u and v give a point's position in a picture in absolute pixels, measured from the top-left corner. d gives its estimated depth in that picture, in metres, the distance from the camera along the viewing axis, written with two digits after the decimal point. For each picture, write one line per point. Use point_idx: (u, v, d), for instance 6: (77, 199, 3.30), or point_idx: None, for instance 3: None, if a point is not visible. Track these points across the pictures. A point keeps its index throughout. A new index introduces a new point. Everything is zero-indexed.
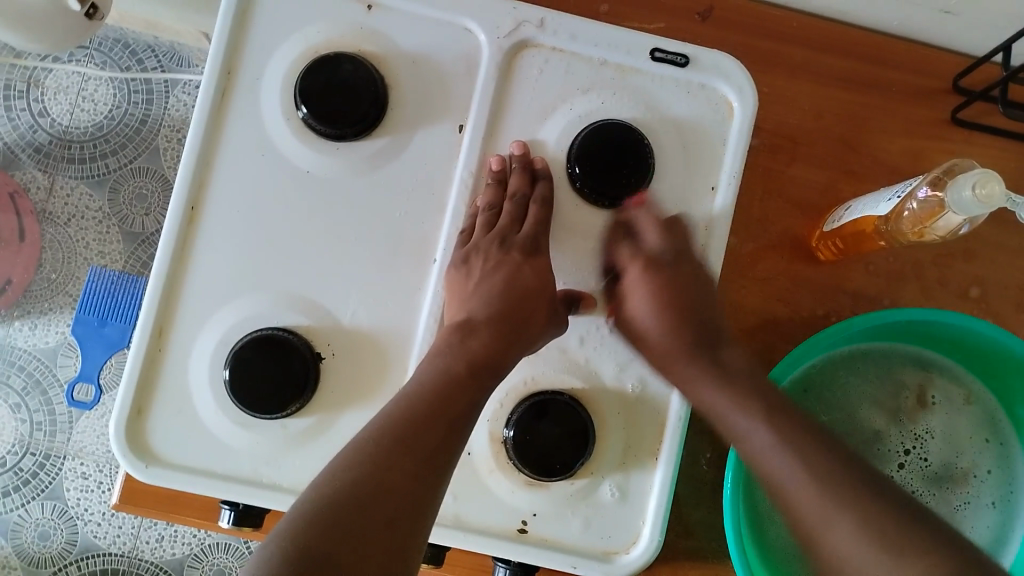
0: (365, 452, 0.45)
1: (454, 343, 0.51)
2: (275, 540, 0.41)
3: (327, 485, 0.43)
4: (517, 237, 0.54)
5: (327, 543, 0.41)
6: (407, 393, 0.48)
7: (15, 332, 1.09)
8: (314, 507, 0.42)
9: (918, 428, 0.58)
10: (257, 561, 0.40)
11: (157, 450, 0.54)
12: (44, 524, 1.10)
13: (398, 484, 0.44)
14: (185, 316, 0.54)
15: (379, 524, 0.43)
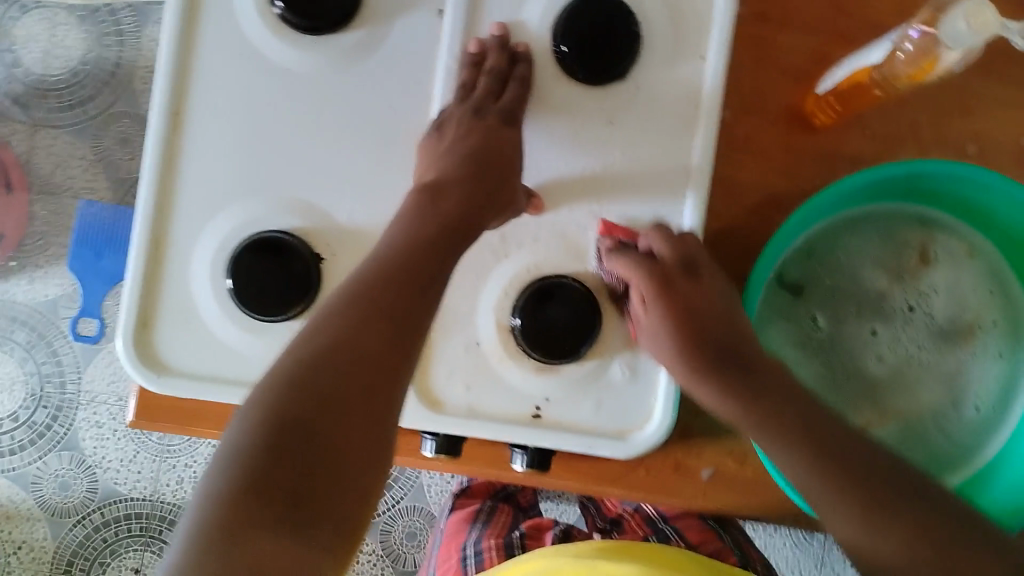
0: (332, 318, 0.44)
1: (425, 204, 0.50)
2: (249, 415, 0.40)
3: (299, 354, 0.42)
4: (494, 105, 0.53)
5: (304, 414, 0.40)
6: (379, 255, 0.47)
7: (13, 287, 1.10)
8: (287, 375, 0.41)
9: (923, 285, 0.58)
10: (233, 435, 0.40)
11: (167, 361, 0.54)
12: (64, 475, 1.11)
13: (375, 348, 0.43)
14: (180, 224, 0.54)
15: (355, 390, 0.42)
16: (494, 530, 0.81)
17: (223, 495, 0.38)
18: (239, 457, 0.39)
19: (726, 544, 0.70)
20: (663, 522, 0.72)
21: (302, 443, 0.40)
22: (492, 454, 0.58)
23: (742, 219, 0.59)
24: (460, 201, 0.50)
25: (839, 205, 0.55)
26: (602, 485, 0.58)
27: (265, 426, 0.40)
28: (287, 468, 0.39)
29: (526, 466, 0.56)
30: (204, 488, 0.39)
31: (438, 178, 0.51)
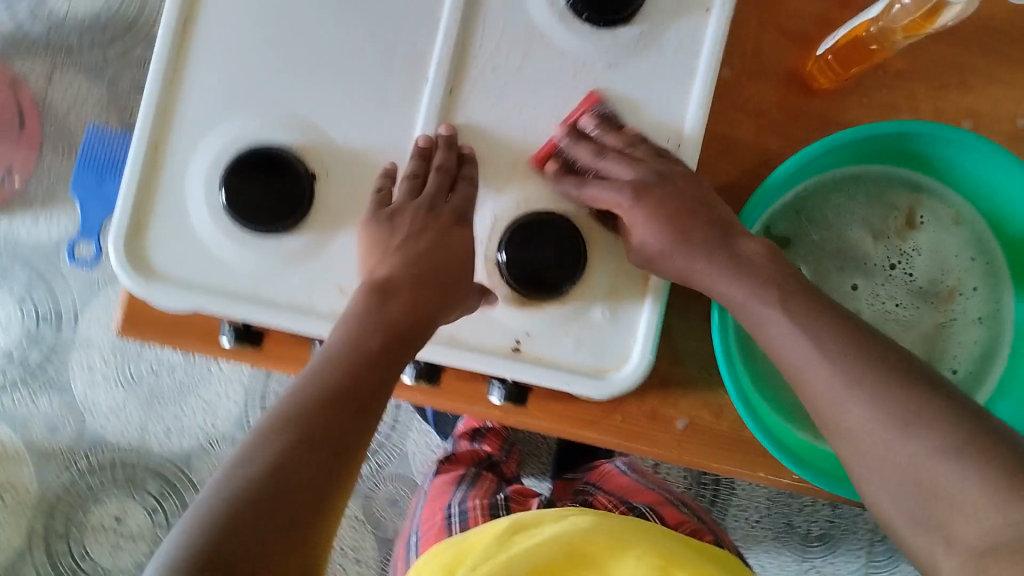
0: (266, 437, 0.42)
1: (372, 308, 0.49)
2: (183, 540, 0.38)
3: (238, 468, 0.41)
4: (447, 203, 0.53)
5: (246, 531, 0.38)
6: (319, 365, 0.46)
7: (18, 226, 1.10)
8: (232, 493, 0.39)
9: (906, 246, 0.58)
10: (164, 567, 0.37)
11: (156, 268, 0.55)
12: (53, 416, 1.12)
13: (311, 472, 0.42)
14: (179, 133, 0.55)
15: (302, 503, 0.41)
16: (479, 491, 0.79)
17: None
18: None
19: (701, 526, 0.72)
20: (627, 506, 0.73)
21: (240, 566, 0.37)
22: (468, 389, 0.59)
23: (735, 176, 0.59)
24: (409, 302, 0.50)
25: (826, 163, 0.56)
26: (576, 428, 0.58)
27: (184, 564, 0.36)
28: None
29: (502, 399, 0.57)
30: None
31: (388, 276, 0.51)
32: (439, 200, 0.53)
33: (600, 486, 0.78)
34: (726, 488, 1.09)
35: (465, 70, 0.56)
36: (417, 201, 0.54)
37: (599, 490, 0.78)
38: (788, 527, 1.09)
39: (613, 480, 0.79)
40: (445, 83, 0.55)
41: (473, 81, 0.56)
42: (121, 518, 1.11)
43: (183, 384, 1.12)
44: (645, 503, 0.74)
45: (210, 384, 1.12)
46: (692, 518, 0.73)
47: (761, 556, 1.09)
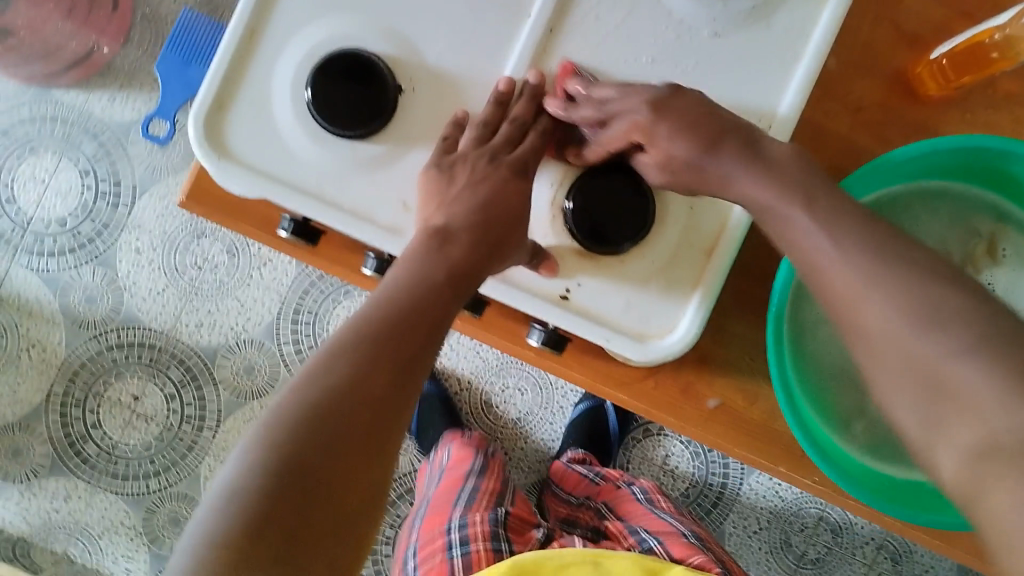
0: (334, 354, 0.46)
1: (433, 248, 0.51)
2: (257, 451, 0.42)
3: (303, 390, 0.44)
4: (507, 157, 0.54)
5: (308, 450, 0.42)
6: (385, 296, 0.49)
7: (93, 101, 1.12)
8: (300, 410, 0.43)
9: (982, 278, 0.58)
10: (239, 472, 0.42)
11: (231, 149, 0.55)
12: (92, 289, 1.13)
13: (374, 394, 0.45)
14: (278, 22, 0.55)
15: (358, 430, 0.44)
16: (478, 505, 0.79)
17: (224, 532, 0.40)
18: (244, 498, 0.40)
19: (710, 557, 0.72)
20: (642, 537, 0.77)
21: (305, 482, 0.42)
22: (511, 328, 0.59)
23: (819, 169, 0.58)
24: (468, 248, 0.51)
25: (914, 169, 0.56)
26: (608, 386, 0.59)
27: (265, 473, 0.41)
28: (293, 505, 0.41)
29: (540, 342, 0.57)
30: (202, 528, 0.40)
31: (447, 224, 0.52)
32: (503, 152, 0.54)
33: (613, 512, 0.86)
34: (732, 492, 1.08)
35: (570, 11, 0.55)
36: (495, 132, 0.55)
37: (611, 515, 0.86)
38: (784, 543, 1.08)
39: (626, 504, 0.87)
40: (548, 21, 0.55)
41: (576, 24, 0.55)
42: (139, 398, 1.13)
43: (223, 283, 1.12)
44: (656, 534, 0.77)
45: (247, 288, 1.12)
46: (701, 549, 0.73)
47: (750, 565, 1.08)
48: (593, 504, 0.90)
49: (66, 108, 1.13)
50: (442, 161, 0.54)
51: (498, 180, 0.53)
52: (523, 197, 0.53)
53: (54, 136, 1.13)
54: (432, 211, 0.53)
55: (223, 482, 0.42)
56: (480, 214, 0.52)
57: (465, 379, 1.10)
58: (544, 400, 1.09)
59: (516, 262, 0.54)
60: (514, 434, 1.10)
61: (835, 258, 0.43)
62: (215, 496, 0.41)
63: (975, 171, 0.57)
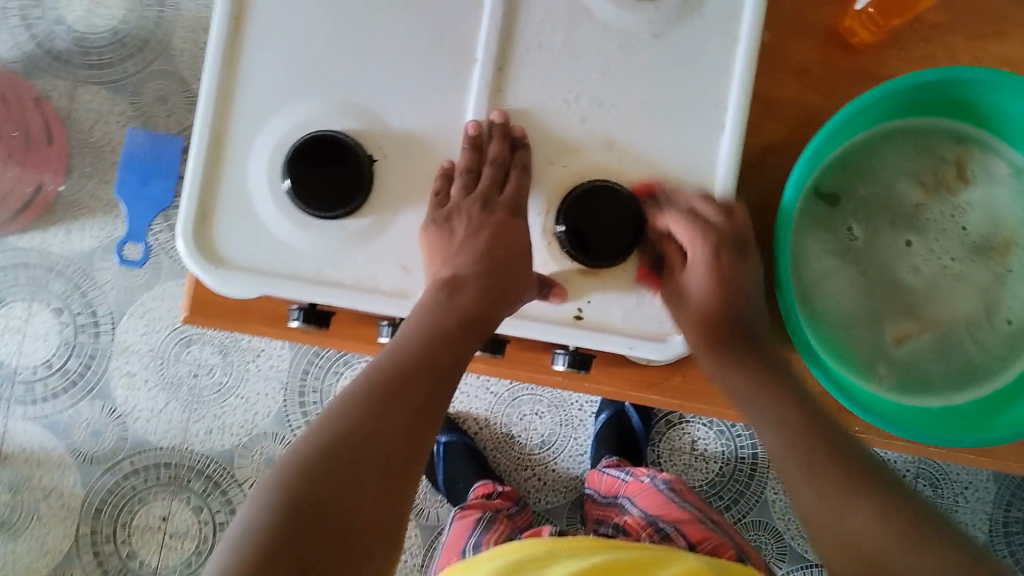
0: (349, 402, 0.47)
1: (442, 300, 0.52)
2: (268, 490, 0.42)
3: (317, 436, 0.45)
4: (499, 198, 0.55)
5: (322, 488, 0.42)
6: (394, 347, 0.50)
7: (50, 238, 1.09)
8: (313, 453, 0.44)
9: (959, 200, 0.62)
10: (251, 511, 0.42)
11: (225, 256, 0.56)
12: (95, 423, 1.10)
13: (390, 437, 0.46)
14: (240, 123, 0.56)
15: (374, 471, 0.44)
16: (492, 537, 0.84)
17: (236, 566, 0.39)
18: (255, 533, 0.40)
19: (724, 540, 0.77)
20: (660, 524, 0.80)
21: (319, 519, 0.41)
22: (532, 358, 0.61)
23: (784, 136, 0.61)
24: (477, 295, 0.53)
25: (872, 117, 0.60)
26: (636, 388, 0.61)
27: (278, 508, 0.41)
28: (306, 539, 0.40)
29: (567, 365, 0.59)
30: (216, 565, 0.40)
31: (455, 273, 0.53)
32: (493, 193, 0.56)
33: (636, 505, 0.86)
34: (764, 461, 1.09)
35: (514, 46, 0.57)
36: (479, 176, 0.56)
37: (635, 510, 0.86)
38: None
39: (647, 496, 0.87)
40: (496, 60, 0.57)
41: (523, 57, 0.57)
42: (168, 517, 1.10)
43: (223, 384, 1.11)
44: (671, 521, 0.81)
45: (248, 383, 1.11)
46: (716, 534, 0.78)
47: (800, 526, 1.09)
48: (619, 501, 0.91)
49: (24, 252, 1.10)
50: (439, 216, 0.55)
51: (495, 226, 0.55)
52: (521, 234, 0.55)
53: (20, 283, 1.10)
54: (438, 266, 0.54)
55: (235, 523, 0.42)
56: (485, 261, 0.54)
57: (481, 419, 1.10)
58: (563, 418, 1.10)
59: (528, 297, 0.55)
60: (542, 459, 1.10)
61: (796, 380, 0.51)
62: (230, 537, 0.41)
63: (930, 104, 0.61)
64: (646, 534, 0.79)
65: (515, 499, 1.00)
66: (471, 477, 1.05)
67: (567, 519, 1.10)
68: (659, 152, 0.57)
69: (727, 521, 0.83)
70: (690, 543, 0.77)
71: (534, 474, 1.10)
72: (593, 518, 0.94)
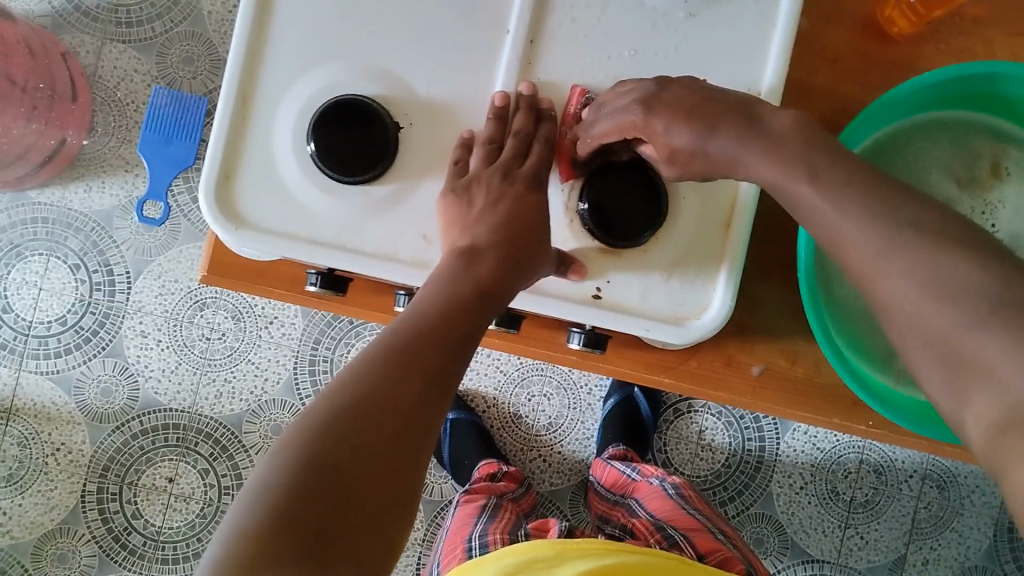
0: (367, 364, 0.46)
1: (460, 268, 0.52)
2: (285, 449, 0.42)
3: (334, 397, 0.44)
4: (519, 171, 0.55)
5: (338, 450, 0.42)
6: (412, 312, 0.50)
7: (70, 195, 1.10)
8: (330, 414, 0.44)
9: (990, 197, 0.61)
10: (267, 470, 0.42)
11: (247, 216, 0.56)
12: (106, 381, 1.11)
13: (406, 402, 0.46)
14: (268, 83, 0.56)
15: (390, 435, 0.44)
16: (498, 526, 0.83)
17: (252, 529, 0.39)
18: (272, 492, 0.40)
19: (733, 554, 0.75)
20: (670, 531, 0.78)
21: (334, 481, 0.41)
22: (547, 336, 0.61)
23: (814, 125, 0.60)
24: (495, 265, 0.52)
25: (908, 107, 0.59)
26: (650, 372, 0.61)
27: (294, 468, 0.41)
28: (321, 501, 0.40)
29: (581, 344, 0.59)
30: (232, 522, 0.40)
31: (473, 242, 0.53)
32: (513, 166, 0.55)
33: (643, 507, 0.85)
34: (770, 454, 1.09)
35: (546, 19, 0.56)
36: (500, 147, 0.55)
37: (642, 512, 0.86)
38: (830, 491, 1.09)
39: (656, 499, 0.86)
40: (528, 33, 0.56)
41: (555, 31, 0.56)
42: (174, 478, 1.11)
43: (235, 349, 1.11)
44: (680, 528, 0.79)
45: (260, 349, 1.11)
46: (725, 547, 0.76)
47: (803, 521, 1.08)
48: (627, 501, 0.90)
49: (44, 207, 1.10)
50: (458, 186, 0.55)
51: (513, 198, 0.54)
52: (542, 209, 0.55)
53: (38, 237, 1.10)
54: (456, 235, 0.54)
55: (251, 481, 0.42)
56: (503, 232, 0.53)
57: (489, 397, 1.10)
58: (572, 401, 1.10)
59: (545, 272, 0.54)
60: (549, 441, 1.10)
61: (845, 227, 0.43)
62: (244, 498, 0.41)
63: (963, 99, 0.60)
64: (654, 540, 0.77)
65: (519, 483, 0.99)
66: (477, 455, 1.05)
67: (571, 503, 1.09)
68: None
69: (735, 535, 0.83)
70: (699, 554, 0.75)
71: (539, 455, 1.10)
72: (598, 515, 0.94)
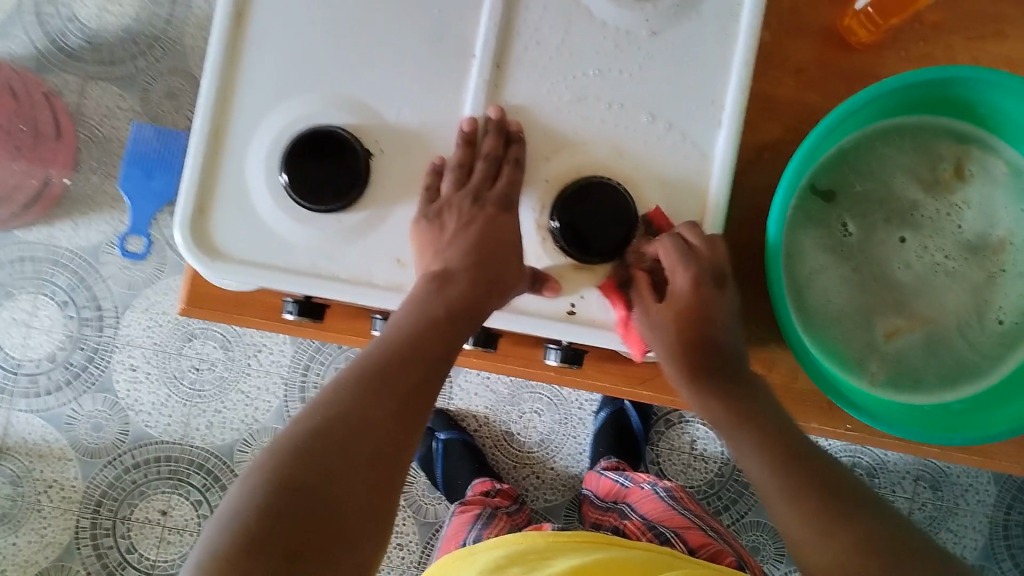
0: (341, 387, 0.47)
1: (432, 292, 0.53)
2: (258, 475, 0.43)
3: (308, 421, 0.45)
4: (490, 193, 0.56)
5: (312, 473, 0.43)
6: (386, 335, 0.50)
7: (57, 232, 1.10)
8: (303, 438, 0.44)
9: (954, 198, 0.63)
10: (240, 495, 0.42)
11: (222, 248, 0.57)
12: (97, 416, 1.11)
13: (381, 424, 0.46)
14: (240, 117, 0.57)
15: (365, 457, 0.44)
16: (493, 532, 0.84)
17: (224, 552, 0.39)
18: (244, 517, 0.41)
19: (724, 547, 0.76)
20: (661, 529, 0.78)
21: (307, 505, 0.42)
22: (526, 352, 0.62)
23: (780, 135, 0.61)
24: (467, 288, 0.53)
25: (871, 114, 0.60)
26: (629, 385, 0.62)
27: (266, 494, 0.42)
28: (295, 524, 0.41)
29: (559, 361, 0.60)
30: (206, 547, 0.40)
31: (446, 267, 0.54)
32: (484, 188, 0.56)
33: (635, 511, 0.86)
34: None
35: (511, 43, 0.57)
36: (471, 171, 0.56)
37: (635, 515, 0.85)
38: None
39: (647, 503, 0.86)
40: (494, 57, 0.57)
41: (521, 55, 0.57)
42: (167, 511, 1.11)
43: (225, 378, 1.11)
44: (671, 527, 0.79)
45: (250, 378, 1.11)
46: (716, 542, 0.77)
47: None
48: (619, 506, 0.90)
49: (31, 245, 1.11)
50: (430, 211, 0.55)
51: (485, 220, 0.55)
52: (514, 229, 0.56)
53: (26, 275, 1.11)
54: (429, 259, 0.54)
55: (225, 506, 0.42)
56: (475, 254, 0.54)
57: (481, 416, 1.11)
58: (563, 416, 1.10)
59: (519, 292, 0.55)
60: (541, 458, 1.10)
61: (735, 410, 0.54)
62: (220, 520, 0.41)
63: (927, 104, 0.61)
64: (647, 537, 0.77)
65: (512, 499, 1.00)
66: (468, 475, 1.05)
67: (565, 518, 1.10)
68: (657, 158, 0.57)
69: (728, 532, 0.83)
70: (690, 549, 0.75)
71: (532, 472, 1.10)
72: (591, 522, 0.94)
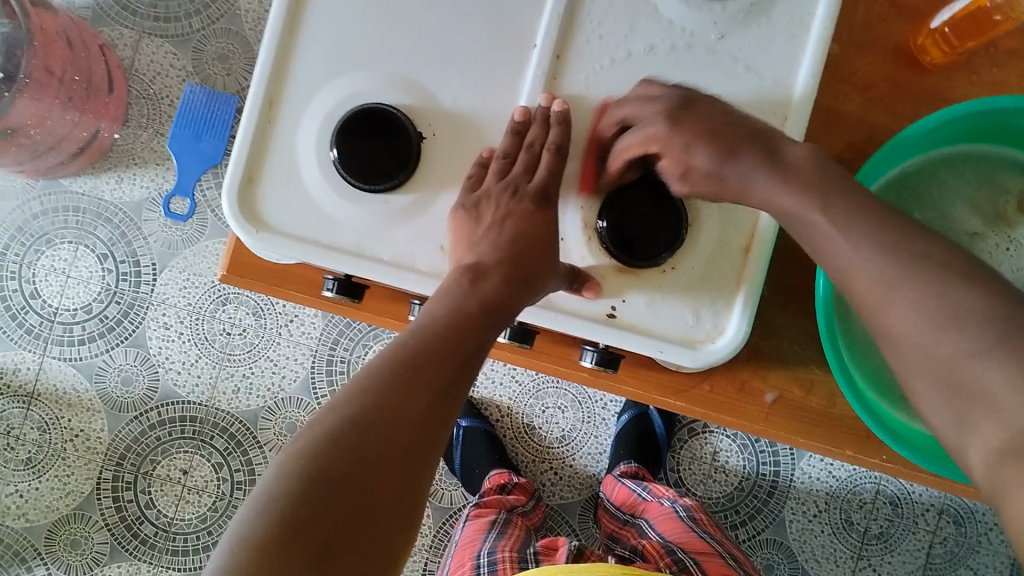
0: (374, 375, 0.46)
1: (464, 285, 0.52)
2: (291, 460, 0.42)
3: (341, 408, 0.45)
4: (528, 186, 0.55)
5: (346, 463, 0.42)
6: (419, 325, 0.50)
7: (102, 185, 1.11)
8: (336, 426, 0.44)
9: (1015, 233, 0.60)
10: (272, 481, 0.42)
11: (267, 220, 0.57)
12: (127, 370, 1.12)
13: (412, 416, 0.46)
14: (296, 89, 0.57)
15: (397, 448, 0.44)
16: (509, 543, 0.81)
17: (258, 538, 0.39)
18: (278, 503, 0.40)
19: None
20: (680, 555, 0.76)
21: (340, 495, 0.41)
22: (561, 352, 0.62)
23: (838, 152, 0.59)
24: (499, 283, 0.52)
25: (935, 139, 0.59)
26: (663, 394, 0.61)
27: (299, 482, 0.41)
28: (328, 514, 0.41)
29: (594, 362, 0.59)
30: (239, 530, 0.40)
31: (478, 260, 0.53)
32: (523, 182, 0.55)
33: (654, 529, 0.85)
34: (785, 480, 1.07)
35: (574, 35, 0.56)
36: (514, 162, 0.55)
37: (653, 533, 0.84)
38: (844, 522, 1.07)
39: (666, 521, 0.85)
40: (555, 48, 0.56)
41: (581, 48, 0.56)
42: (188, 471, 1.12)
43: (254, 345, 1.12)
44: (691, 553, 0.77)
45: (278, 347, 1.12)
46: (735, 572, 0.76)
47: (815, 550, 1.07)
48: (637, 522, 0.90)
49: (76, 196, 1.12)
50: (468, 200, 0.55)
51: (521, 216, 0.54)
52: (552, 226, 0.55)
53: (69, 225, 1.12)
54: (464, 249, 0.54)
55: (257, 491, 0.42)
56: (509, 249, 0.53)
57: (504, 406, 1.10)
58: (586, 415, 1.10)
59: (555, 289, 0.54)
60: (561, 454, 1.10)
61: (853, 254, 0.45)
62: (251, 507, 0.41)
63: (992, 134, 0.60)
64: (664, 563, 0.76)
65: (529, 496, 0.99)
66: (488, 464, 1.05)
67: (580, 517, 1.09)
68: None
69: (745, 560, 0.82)
70: None
71: (551, 467, 1.10)
72: (609, 534, 0.93)
